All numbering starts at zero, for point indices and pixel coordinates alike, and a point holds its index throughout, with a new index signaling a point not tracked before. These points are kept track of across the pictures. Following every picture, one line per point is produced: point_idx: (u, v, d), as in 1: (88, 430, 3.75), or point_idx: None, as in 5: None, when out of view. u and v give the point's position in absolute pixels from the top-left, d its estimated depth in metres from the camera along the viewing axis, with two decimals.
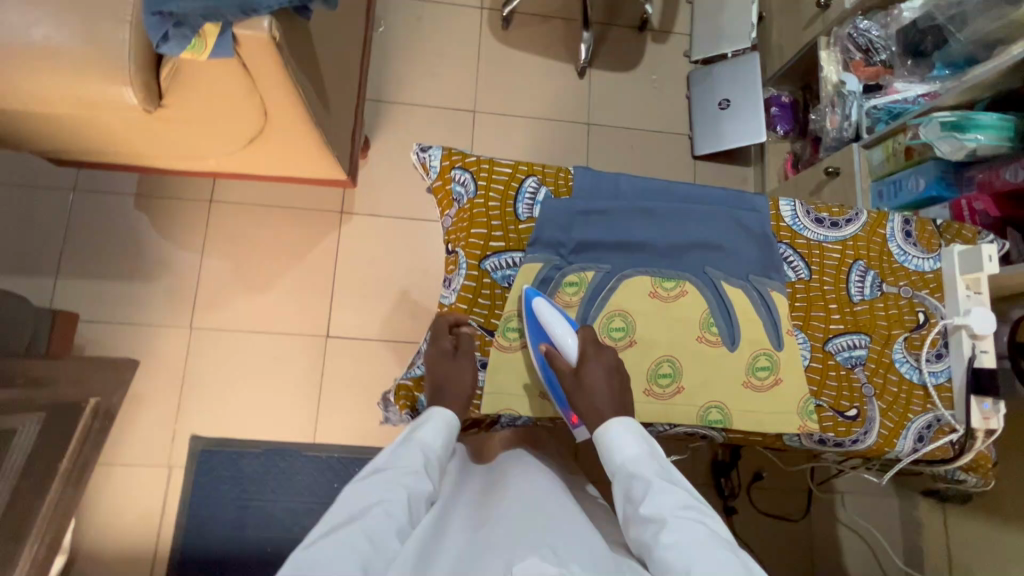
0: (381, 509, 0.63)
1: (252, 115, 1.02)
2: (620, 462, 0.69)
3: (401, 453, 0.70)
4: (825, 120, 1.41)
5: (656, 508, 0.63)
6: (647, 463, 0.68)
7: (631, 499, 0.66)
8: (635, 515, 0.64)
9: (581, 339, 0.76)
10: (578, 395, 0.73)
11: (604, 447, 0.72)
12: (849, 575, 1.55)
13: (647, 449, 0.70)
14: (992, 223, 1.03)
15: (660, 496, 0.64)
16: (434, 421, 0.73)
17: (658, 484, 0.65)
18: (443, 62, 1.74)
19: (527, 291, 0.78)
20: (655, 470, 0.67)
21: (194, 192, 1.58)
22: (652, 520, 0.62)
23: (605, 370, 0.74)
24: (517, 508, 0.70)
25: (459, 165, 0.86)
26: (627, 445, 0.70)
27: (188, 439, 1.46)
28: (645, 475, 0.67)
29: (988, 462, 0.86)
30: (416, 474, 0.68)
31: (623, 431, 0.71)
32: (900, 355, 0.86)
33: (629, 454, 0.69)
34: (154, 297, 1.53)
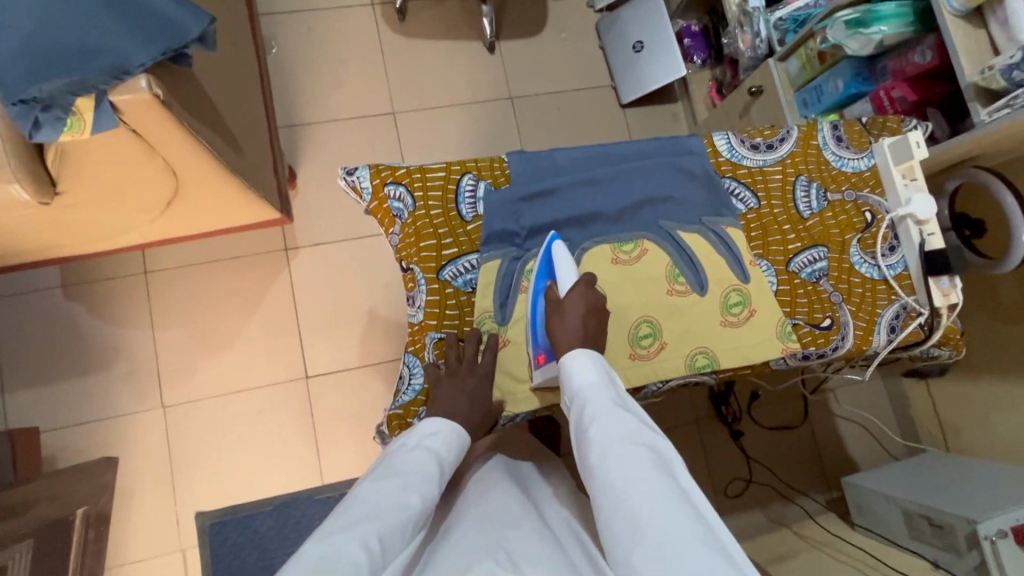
0: (387, 513, 0.59)
1: (162, 178, 0.96)
2: (577, 388, 0.66)
3: (411, 454, 0.66)
4: (737, 41, 1.42)
5: (603, 433, 0.60)
6: (604, 390, 0.65)
7: (582, 422, 0.63)
8: (583, 438, 0.62)
9: (579, 280, 0.75)
10: (555, 321, 0.72)
11: (563, 372, 0.69)
12: (855, 460, 1.65)
13: (606, 377, 0.66)
14: (911, 106, 1.06)
15: (609, 423, 0.61)
16: (451, 437, 0.70)
17: (610, 411, 0.62)
18: (347, 69, 1.66)
19: (551, 234, 0.79)
20: (610, 397, 0.64)
21: (125, 268, 1.49)
22: (598, 444, 0.59)
23: (589, 305, 0.73)
24: (483, 520, 0.68)
25: (391, 180, 0.82)
26: (585, 372, 0.67)
27: (194, 516, 1.42)
28: (599, 402, 0.63)
29: (956, 334, 0.90)
30: (428, 483, 0.64)
31: (582, 360, 0.67)
32: (858, 257, 0.88)
33: (585, 381, 0.66)
34: (114, 387, 1.45)
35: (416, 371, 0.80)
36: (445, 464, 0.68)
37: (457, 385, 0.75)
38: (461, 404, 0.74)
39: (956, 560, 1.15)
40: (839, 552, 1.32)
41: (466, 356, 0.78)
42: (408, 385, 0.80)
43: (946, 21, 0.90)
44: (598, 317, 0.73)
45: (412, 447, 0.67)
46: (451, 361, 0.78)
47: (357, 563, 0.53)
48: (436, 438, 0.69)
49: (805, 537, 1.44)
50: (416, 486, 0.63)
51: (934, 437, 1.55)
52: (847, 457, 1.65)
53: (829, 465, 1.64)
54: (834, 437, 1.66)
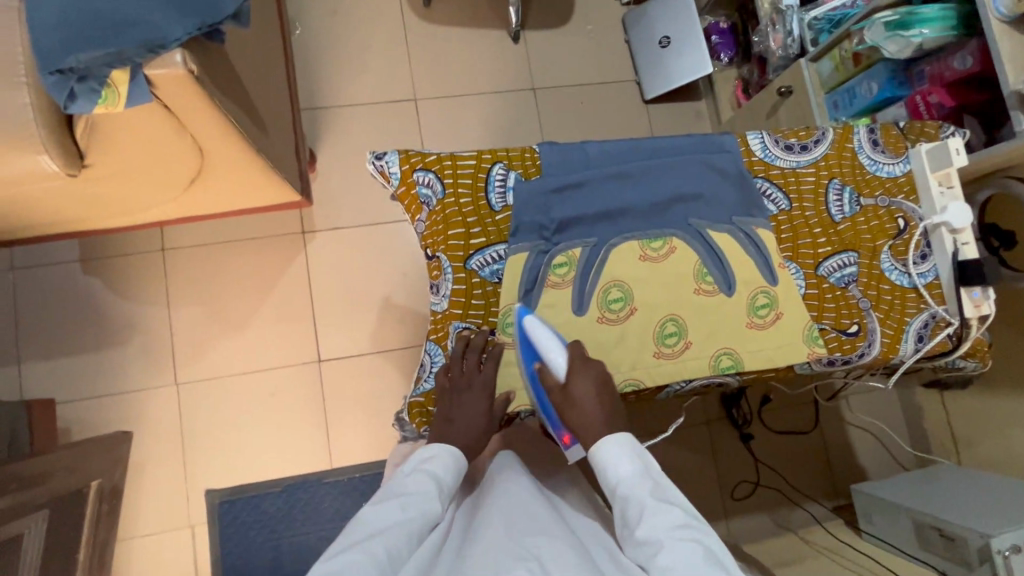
0: (387, 531, 0.61)
1: (189, 156, 0.96)
2: (615, 481, 0.65)
3: (410, 478, 0.68)
4: (768, 40, 1.39)
5: (650, 532, 0.59)
6: (642, 482, 0.64)
7: (627, 522, 0.62)
8: (631, 539, 0.61)
9: (569, 356, 0.73)
10: (567, 413, 0.72)
11: (597, 465, 0.68)
12: (864, 469, 1.64)
13: (641, 465, 0.66)
14: (949, 113, 1.03)
15: (654, 517, 0.60)
16: (449, 458, 0.71)
17: (652, 505, 0.61)
18: (371, 53, 1.65)
19: (518, 309, 0.77)
20: (650, 489, 0.63)
21: (144, 244, 1.49)
22: (647, 545, 0.58)
23: (596, 383, 0.72)
24: (508, 522, 0.65)
25: (421, 167, 0.81)
26: (620, 463, 0.66)
27: (204, 494, 1.43)
28: (638, 496, 0.62)
29: (984, 346, 0.89)
30: (428, 503, 0.65)
31: (615, 450, 0.67)
32: (889, 263, 0.87)
33: (621, 473, 0.65)
34: (128, 362, 1.45)
35: (437, 360, 0.80)
36: (445, 485, 0.68)
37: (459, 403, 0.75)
38: (457, 426, 0.74)
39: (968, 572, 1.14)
40: (846, 560, 1.32)
41: (467, 372, 0.77)
42: (429, 372, 0.80)
43: (992, 26, 0.88)
44: (607, 392, 0.72)
45: (412, 470, 0.69)
46: (455, 372, 0.77)
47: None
48: (434, 460, 0.70)
49: (812, 543, 1.43)
50: (417, 508, 0.64)
51: (946, 450, 1.53)
52: (857, 465, 1.64)
53: (838, 473, 1.63)
54: (844, 445, 1.65)
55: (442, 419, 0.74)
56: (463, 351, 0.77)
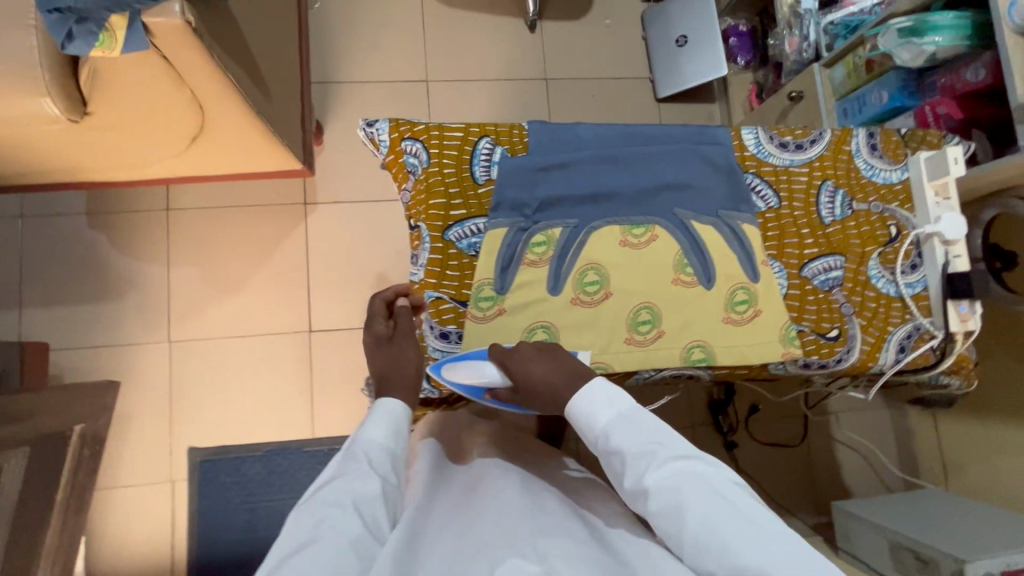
0: (344, 527, 0.57)
1: (190, 112, 0.97)
2: (595, 433, 0.64)
3: (348, 458, 0.64)
4: (784, 43, 1.37)
5: (639, 479, 0.60)
6: (621, 425, 0.63)
7: (616, 472, 0.63)
8: (623, 486, 0.62)
9: (495, 359, 0.71)
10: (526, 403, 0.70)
11: (573, 419, 0.67)
12: (850, 489, 1.62)
13: (614, 411, 0.64)
14: (956, 126, 1.02)
15: (643, 462, 0.60)
16: (389, 416, 0.69)
17: (634, 452, 0.61)
18: (387, 32, 1.66)
19: (431, 368, 0.75)
20: (630, 431, 0.62)
21: (149, 202, 1.52)
22: (639, 490, 0.60)
23: (531, 354, 0.70)
24: (497, 511, 0.69)
25: (409, 135, 0.82)
26: (596, 413, 0.64)
27: (187, 451, 1.45)
28: (620, 445, 0.62)
29: (969, 362, 0.87)
30: (370, 481, 0.62)
31: (587, 403, 0.65)
32: (876, 270, 0.85)
33: (599, 424, 0.64)
34: (125, 316, 1.49)
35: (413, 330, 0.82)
36: (388, 455, 0.66)
37: (386, 356, 0.75)
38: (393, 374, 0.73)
39: None
40: None
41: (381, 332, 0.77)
42: None
43: (1004, 36, 0.85)
44: (544, 356, 0.70)
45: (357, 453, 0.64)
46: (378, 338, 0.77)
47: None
48: (377, 433, 0.67)
49: None
50: (360, 488, 0.61)
51: (935, 475, 1.51)
52: (842, 483, 1.62)
53: (822, 490, 1.60)
54: (830, 461, 1.62)
55: (377, 378, 0.73)
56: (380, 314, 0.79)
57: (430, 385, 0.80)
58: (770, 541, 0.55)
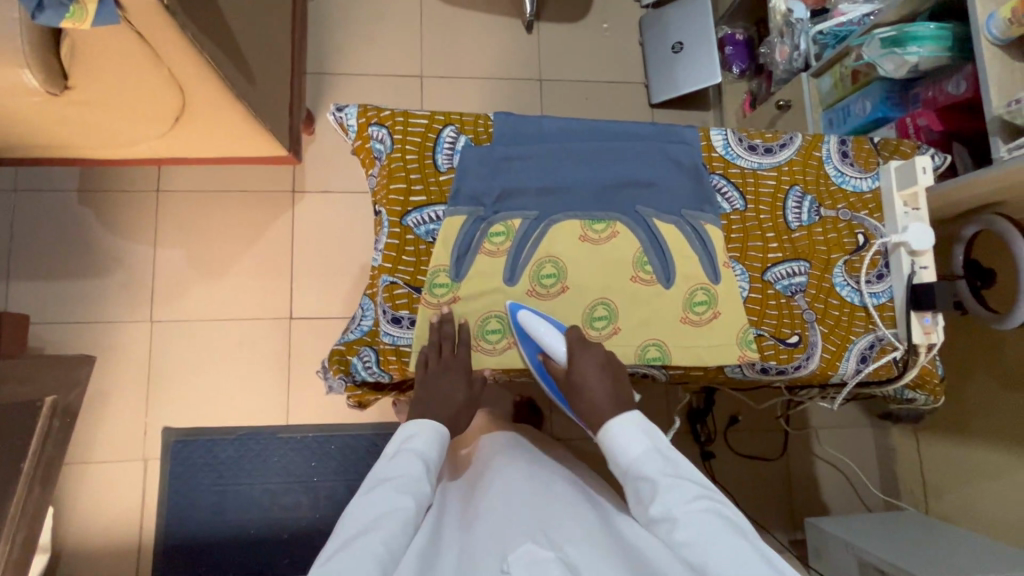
0: (384, 523, 0.62)
1: (169, 91, 0.99)
2: (626, 463, 0.68)
3: (393, 463, 0.70)
4: (775, 52, 1.36)
5: (668, 508, 0.62)
6: (651, 458, 0.67)
7: (643, 500, 0.65)
8: (647, 517, 0.64)
9: (568, 341, 0.75)
10: (573, 392, 0.74)
11: (607, 444, 0.70)
12: (828, 507, 1.59)
13: (650, 442, 0.69)
14: (937, 138, 1.00)
15: (670, 495, 0.63)
16: (432, 432, 0.73)
17: (665, 483, 0.64)
18: (384, 26, 1.68)
19: (512, 304, 0.77)
20: (660, 465, 0.66)
21: (140, 182, 1.55)
22: (665, 520, 0.62)
23: (596, 358, 0.74)
24: (512, 496, 0.68)
25: (376, 121, 0.82)
26: (630, 444, 0.68)
27: (161, 431, 1.46)
28: (649, 474, 0.65)
29: (933, 377, 0.85)
30: (415, 484, 0.67)
31: (623, 431, 0.69)
32: (841, 278, 0.84)
33: (631, 454, 0.68)
34: (109, 293, 1.50)
35: (369, 313, 0.80)
36: (429, 460, 0.71)
37: (442, 383, 0.75)
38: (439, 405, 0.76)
39: None
40: None
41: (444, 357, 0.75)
42: (357, 323, 0.80)
43: (983, 49, 0.84)
44: (607, 368, 0.74)
45: (400, 453, 0.71)
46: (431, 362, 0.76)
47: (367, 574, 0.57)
48: (420, 438, 0.73)
49: None
50: (403, 492, 0.66)
51: (914, 498, 1.49)
52: (822, 502, 1.58)
53: (800, 507, 1.58)
54: (810, 478, 1.59)
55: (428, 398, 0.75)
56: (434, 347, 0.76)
57: (380, 368, 0.78)
58: None
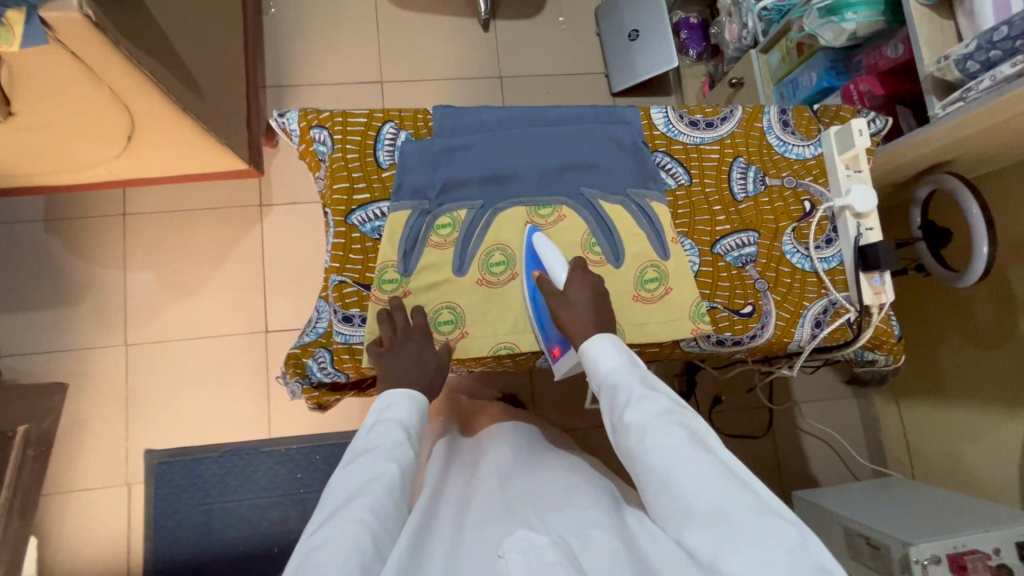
0: (368, 489, 0.61)
1: (115, 109, 0.98)
2: (601, 373, 0.67)
3: (374, 432, 0.68)
4: (725, 30, 1.39)
5: (641, 418, 0.62)
6: (625, 370, 0.66)
7: (616, 408, 0.65)
8: (620, 424, 0.64)
9: (571, 267, 0.74)
10: (560, 306, 0.72)
11: (584, 356, 0.69)
12: (818, 480, 1.59)
13: (628, 357, 0.68)
14: (881, 103, 1.01)
15: (642, 406, 0.63)
16: (410, 400, 0.72)
17: (639, 394, 0.64)
18: (340, 35, 1.68)
19: (530, 227, 0.79)
20: (634, 378, 0.66)
21: (105, 207, 1.54)
22: (636, 428, 0.61)
23: (590, 291, 0.73)
24: (513, 499, 0.69)
25: (316, 124, 0.83)
26: (606, 355, 0.68)
27: (142, 454, 1.45)
28: (625, 384, 0.65)
29: (890, 338, 0.85)
30: (400, 451, 0.66)
31: (602, 345, 0.68)
32: (790, 246, 0.85)
33: (607, 365, 0.67)
34: (81, 320, 1.50)
35: (323, 315, 0.80)
36: (411, 430, 0.70)
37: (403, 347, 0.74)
38: (411, 372, 0.73)
39: None
40: None
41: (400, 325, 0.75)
42: (312, 326, 0.80)
43: (912, 11, 0.85)
44: (598, 300, 0.72)
45: (380, 422, 0.70)
46: (384, 338, 0.75)
47: (358, 536, 0.56)
48: (400, 408, 0.71)
49: None
50: (389, 459, 0.65)
51: (901, 465, 1.51)
52: (812, 476, 1.59)
53: (791, 482, 1.58)
54: (799, 452, 1.60)
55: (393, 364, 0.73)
56: (387, 320, 0.76)
57: (335, 368, 0.78)
58: (760, 518, 0.54)
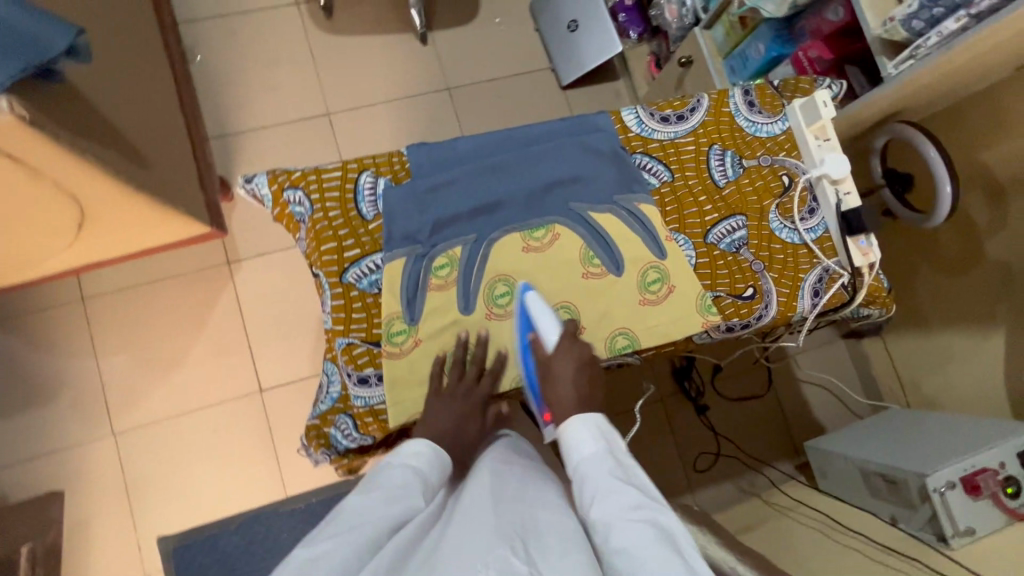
0: (365, 523, 0.58)
1: (62, 201, 0.92)
2: (577, 461, 0.66)
3: (389, 470, 0.66)
4: (664, 11, 1.40)
5: (605, 511, 0.59)
6: (600, 460, 0.65)
7: (585, 501, 0.62)
8: (588, 517, 0.61)
9: (561, 333, 0.75)
10: (546, 380, 0.74)
11: (563, 444, 0.69)
12: (823, 424, 1.66)
13: (605, 444, 0.67)
14: (830, 66, 1.04)
15: (609, 499, 0.60)
16: (435, 454, 0.69)
17: (609, 485, 0.62)
18: (276, 72, 1.62)
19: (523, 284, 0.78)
20: (608, 469, 0.64)
21: (61, 296, 1.45)
22: (601, 523, 0.59)
23: (574, 359, 0.75)
24: (507, 502, 0.61)
25: (289, 185, 0.79)
26: (583, 443, 0.67)
27: (156, 543, 1.39)
28: (597, 474, 0.64)
29: (882, 291, 0.89)
30: (412, 497, 0.63)
31: (578, 431, 0.68)
32: (777, 223, 0.87)
33: (582, 454, 0.67)
34: (60, 419, 1.41)
35: (335, 379, 0.77)
36: (429, 480, 0.66)
37: (454, 406, 0.74)
38: (447, 428, 0.73)
39: (910, 515, 1.15)
40: (798, 517, 1.36)
41: (465, 382, 0.75)
42: (325, 393, 0.77)
43: None
44: (580, 368, 0.74)
45: (394, 465, 0.67)
46: (449, 380, 0.75)
47: (342, 560, 0.54)
48: (421, 456, 0.68)
49: (773, 504, 1.46)
50: (396, 500, 0.62)
51: (894, 394, 1.56)
52: (816, 422, 1.65)
53: (799, 432, 1.64)
54: (800, 402, 1.66)
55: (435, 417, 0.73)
56: (441, 369, 0.76)
57: (360, 433, 0.76)
58: None
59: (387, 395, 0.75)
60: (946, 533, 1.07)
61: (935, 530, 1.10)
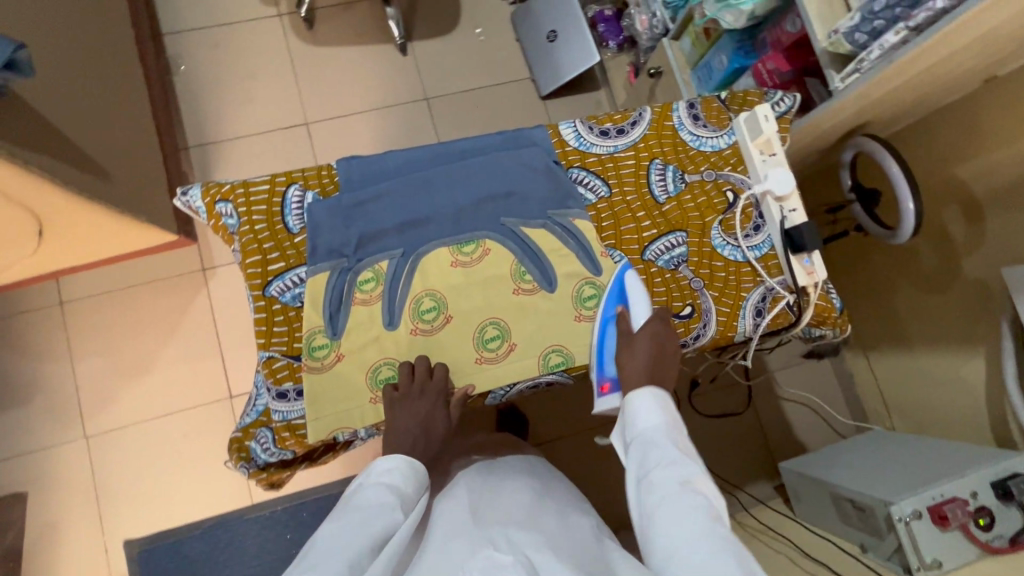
0: (349, 544, 0.60)
1: (14, 210, 0.95)
2: (639, 427, 0.69)
3: (365, 492, 0.68)
4: (636, 21, 1.39)
5: (662, 479, 0.62)
6: (664, 432, 0.68)
7: (642, 464, 0.66)
8: (643, 479, 0.64)
9: (652, 315, 0.76)
10: (625, 348, 0.74)
11: (626, 407, 0.71)
12: (806, 445, 1.60)
13: (670, 421, 0.69)
14: (789, 77, 1.01)
15: (669, 469, 0.63)
16: (406, 469, 0.70)
17: (670, 456, 0.65)
18: (257, 82, 1.64)
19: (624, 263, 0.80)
20: (671, 441, 0.67)
21: (40, 300, 1.49)
22: (658, 488, 0.62)
23: (659, 343, 0.74)
24: (481, 514, 0.74)
25: (220, 198, 0.79)
26: (649, 413, 0.69)
27: (122, 547, 1.40)
28: (661, 444, 0.66)
29: (833, 312, 0.85)
30: (390, 513, 0.65)
31: (647, 400, 0.70)
32: (719, 239, 0.84)
33: (647, 422, 0.69)
34: (34, 420, 1.44)
35: (261, 392, 0.77)
36: (406, 495, 0.68)
37: (413, 410, 0.72)
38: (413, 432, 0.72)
39: (877, 544, 1.10)
40: (772, 543, 1.31)
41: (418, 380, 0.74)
42: (251, 406, 0.77)
43: None
44: (664, 350, 0.74)
45: (368, 486, 0.68)
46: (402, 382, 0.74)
47: None
48: (393, 472, 0.70)
49: (746, 527, 1.42)
50: (373, 520, 0.63)
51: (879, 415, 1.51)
52: (799, 442, 1.60)
53: (779, 452, 1.59)
54: (782, 421, 1.61)
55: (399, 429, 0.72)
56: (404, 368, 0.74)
57: (279, 447, 0.76)
58: None
59: (308, 410, 0.74)
60: (912, 566, 1.01)
61: (902, 562, 1.04)
